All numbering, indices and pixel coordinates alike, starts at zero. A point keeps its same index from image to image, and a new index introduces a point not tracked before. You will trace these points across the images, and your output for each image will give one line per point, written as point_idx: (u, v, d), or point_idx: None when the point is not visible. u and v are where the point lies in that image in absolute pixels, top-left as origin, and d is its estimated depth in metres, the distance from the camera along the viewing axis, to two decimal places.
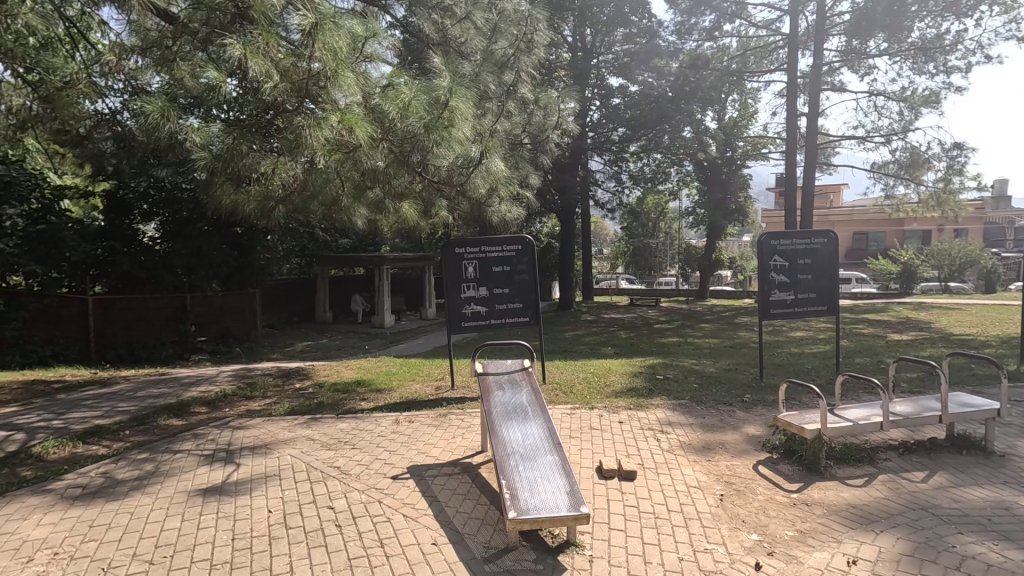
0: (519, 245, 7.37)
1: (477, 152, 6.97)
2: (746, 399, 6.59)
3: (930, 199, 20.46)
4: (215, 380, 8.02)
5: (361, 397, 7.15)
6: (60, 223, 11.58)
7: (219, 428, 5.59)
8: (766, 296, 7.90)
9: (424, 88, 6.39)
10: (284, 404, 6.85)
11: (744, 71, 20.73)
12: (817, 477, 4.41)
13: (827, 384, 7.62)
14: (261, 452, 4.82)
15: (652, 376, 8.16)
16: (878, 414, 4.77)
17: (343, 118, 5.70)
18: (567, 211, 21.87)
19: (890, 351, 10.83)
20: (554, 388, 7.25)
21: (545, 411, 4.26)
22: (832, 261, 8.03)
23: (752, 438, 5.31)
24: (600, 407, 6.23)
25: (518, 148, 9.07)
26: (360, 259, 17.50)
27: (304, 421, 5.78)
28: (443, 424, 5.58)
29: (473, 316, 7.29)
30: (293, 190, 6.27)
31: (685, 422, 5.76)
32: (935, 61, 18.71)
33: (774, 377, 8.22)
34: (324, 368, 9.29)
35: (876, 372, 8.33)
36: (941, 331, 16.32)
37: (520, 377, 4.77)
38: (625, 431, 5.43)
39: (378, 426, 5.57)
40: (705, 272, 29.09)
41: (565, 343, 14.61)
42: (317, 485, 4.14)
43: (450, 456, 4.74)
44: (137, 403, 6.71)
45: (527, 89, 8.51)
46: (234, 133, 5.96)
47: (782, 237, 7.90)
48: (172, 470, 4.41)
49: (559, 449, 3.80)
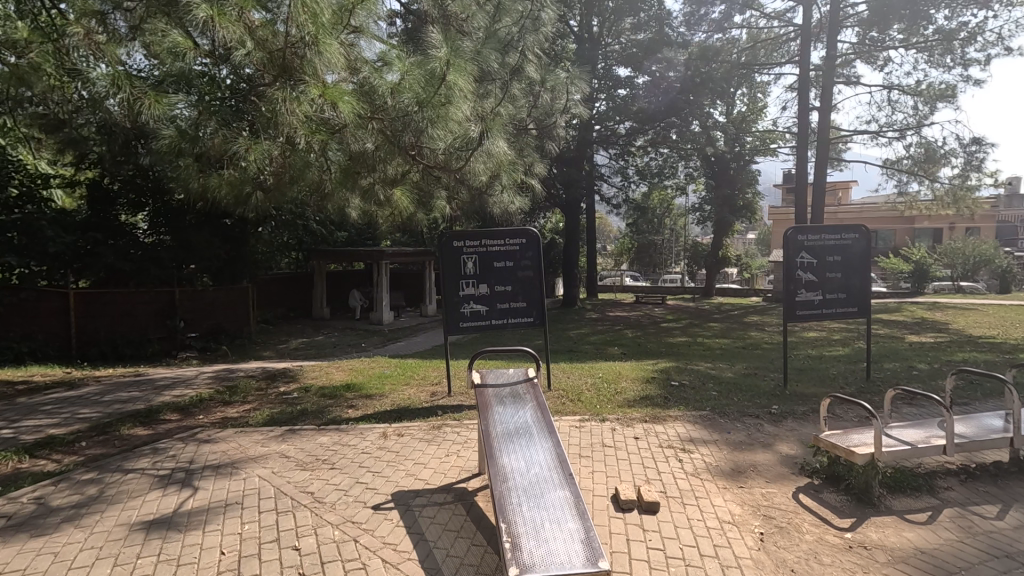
0: (524, 238, 6.72)
1: (479, 133, 6.16)
2: (774, 411, 5.94)
3: (946, 196, 19.76)
4: (194, 382, 7.42)
5: (349, 405, 6.51)
6: (38, 214, 11.02)
7: (184, 440, 4.96)
8: (791, 297, 7.25)
9: (418, 61, 5.73)
10: (263, 412, 6.23)
11: (753, 64, 20.14)
12: (871, 510, 3.78)
13: (858, 394, 6.97)
14: (227, 472, 4.19)
15: (666, 382, 7.52)
16: (938, 436, 4.11)
17: (324, 89, 5.09)
18: (571, 206, 21.20)
19: (917, 355, 10.11)
20: (560, 396, 6.59)
21: (553, 432, 3.63)
22: (864, 258, 7.38)
23: (787, 459, 4.68)
24: (612, 420, 5.60)
25: (522, 134, 8.39)
26: (357, 254, 16.86)
27: (282, 433, 5.14)
28: (436, 438, 4.95)
29: (472, 316, 6.67)
30: (271, 174, 5.58)
31: (709, 438, 5.12)
32: (953, 54, 18.01)
33: (799, 384, 7.56)
34: (314, 369, 8.65)
35: (909, 380, 7.65)
36: (961, 333, 15.68)
37: (524, 390, 4.12)
38: (643, 449, 4.78)
39: (364, 440, 4.95)
40: (712, 269, 28.49)
41: (569, 343, 14.00)
42: (284, 517, 3.52)
43: (442, 480, 4.10)
44: (101, 409, 6.08)
45: (533, 69, 7.77)
46: (202, 107, 5.29)
47: (810, 232, 7.24)
48: (117, 495, 3.78)
49: (570, 482, 3.17)
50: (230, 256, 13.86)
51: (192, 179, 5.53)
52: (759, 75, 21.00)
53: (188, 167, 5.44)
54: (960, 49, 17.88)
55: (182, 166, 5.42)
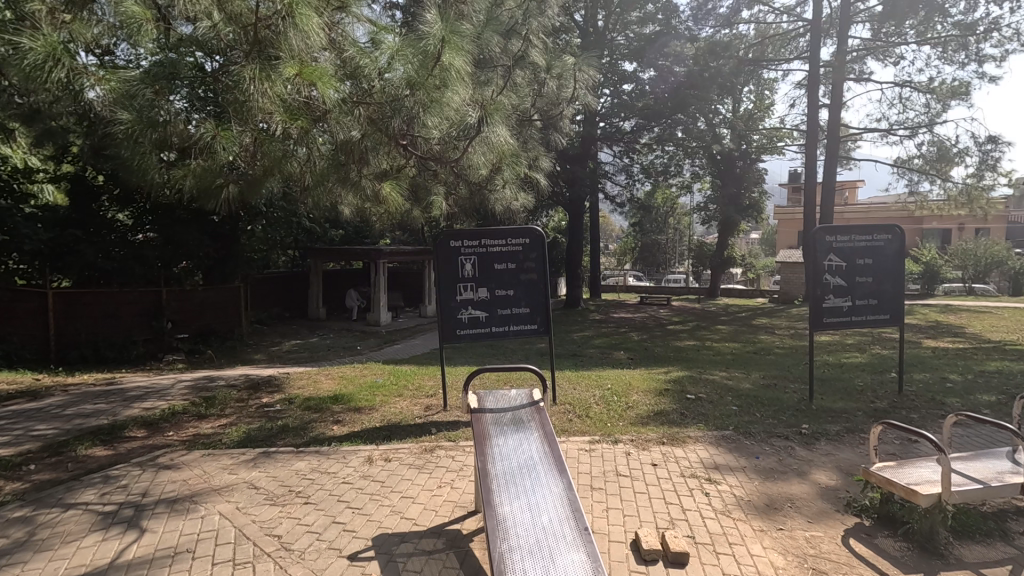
0: (528, 238, 6.13)
1: (475, 116, 5.51)
2: (805, 431, 5.34)
3: (959, 196, 19.16)
4: (168, 391, 6.83)
5: (334, 420, 5.92)
6: (12, 208, 10.28)
7: (142, 464, 4.39)
8: (819, 302, 6.65)
9: (410, 40, 5.17)
10: (239, 428, 5.66)
11: (761, 59, 19.56)
12: (939, 563, 3.19)
13: (892, 410, 6.36)
14: (183, 508, 3.61)
15: (681, 395, 6.94)
16: (1012, 473, 3.54)
17: (300, 68, 4.53)
18: (574, 205, 20.58)
19: (944, 364, 9.52)
20: (565, 412, 6.01)
21: (564, 473, 3.05)
22: (896, 261, 6.80)
23: (827, 491, 4.10)
24: (625, 441, 5.01)
25: (526, 126, 7.80)
26: (354, 253, 16.26)
27: (254, 456, 4.56)
28: (428, 465, 4.37)
29: (470, 323, 6.09)
30: (244, 163, 5.00)
31: (735, 465, 4.54)
32: (967, 50, 17.43)
33: (825, 397, 6.96)
34: (301, 377, 8.06)
35: (945, 394, 7.02)
36: (978, 337, 15.07)
37: (528, 415, 3.53)
38: (662, 479, 4.20)
39: (346, 466, 4.37)
40: (717, 270, 27.89)
41: (573, 346, 13.41)
42: (241, 572, 2.94)
43: (432, 520, 3.53)
44: (60, 425, 5.51)
45: (539, 55, 7.14)
46: (155, 85, 4.57)
47: (840, 232, 6.62)
48: (48, 541, 3.23)
49: (587, 544, 2.60)
50: (219, 255, 13.26)
51: (150, 170, 4.94)
52: (767, 71, 20.41)
53: (144, 156, 4.77)
54: (975, 44, 17.29)
55: (132, 151, 4.77)
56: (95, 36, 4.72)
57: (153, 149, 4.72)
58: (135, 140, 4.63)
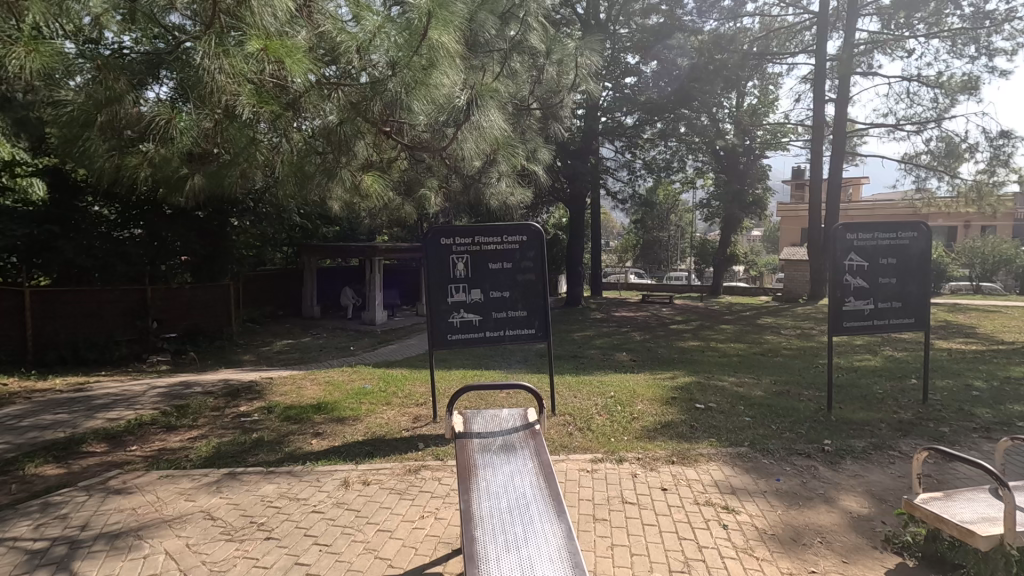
0: (525, 235, 5.65)
1: (464, 98, 4.99)
2: (828, 448, 4.86)
3: (969, 192, 18.64)
4: (138, 400, 6.36)
5: (314, 433, 5.45)
6: None
7: (90, 488, 3.93)
8: (838, 305, 6.17)
9: (393, 15, 4.69)
10: (209, 441, 5.19)
11: (766, 53, 19.04)
12: None
13: (920, 421, 5.87)
14: (126, 545, 3.16)
15: (689, 404, 6.46)
16: None
17: (266, 42, 3.96)
18: (574, 202, 20.07)
19: (965, 368, 9.02)
20: (565, 424, 5.53)
21: (564, 518, 2.57)
22: (922, 261, 6.32)
23: (859, 521, 3.64)
24: (630, 460, 4.53)
25: (523, 114, 7.29)
26: (348, 249, 15.79)
27: (217, 478, 4.08)
28: (410, 490, 3.90)
29: (463, 328, 5.60)
30: (206, 149, 4.49)
31: (754, 489, 4.06)
32: (977, 43, 16.84)
33: (844, 407, 6.47)
34: (284, 383, 7.58)
35: (972, 403, 6.53)
36: (991, 338, 14.55)
37: (520, 441, 3.06)
38: (673, 508, 3.73)
39: (319, 490, 3.90)
40: (720, 267, 27.40)
41: (574, 347, 12.93)
42: None
43: (410, 560, 3.06)
44: (12, 439, 5.04)
45: (538, 38, 6.62)
46: (101, 61, 4.01)
47: (861, 230, 6.12)
48: None
49: None
50: (207, 251, 12.79)
51: (97, 156, 4.44)
52: (772, 65, 19.91)
53: (91, 141, 4.27)
54: (986, 37, 16.73)
55: (79, 135, 4.28)
56: (83, 22, 4.21)
57: (101, 135, 4.20)
58: (82, 124, 4.15)
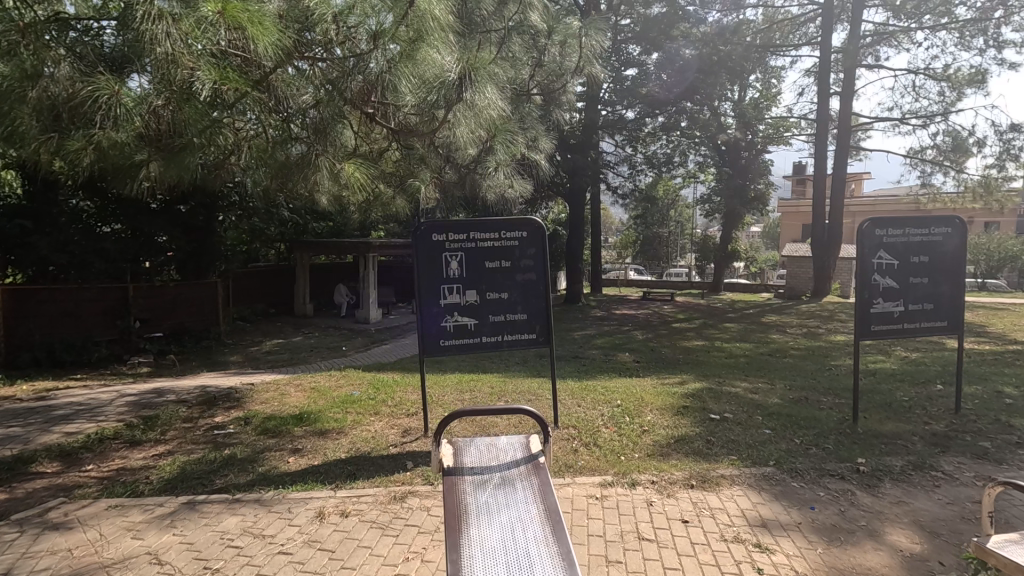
0: (524, 231, 5.14)
1: (456, 74, 4.35)
2: (863, 469, 4.36)
3: (976, 187, 18.16)
4: (103, 411, 5.85)
5: (292, 448, 4.93)
6: None
7: (25, 521, 3.42)
8: (866, 307, 5.67)
9: None
10: (175, 459, 4.68)
11: (769, 45, 18.53)
12: None
13: (955, 434, 5.37)
14: None
15: (703, 414, 5.96)
16: None
17: (223, 4, 3.44)
18: (573, 197, 19.54)
19: (988, 371, 8.53)
20: (570, 439, 5.02)
21: None
22: (957, 259, 5.80)
23: (915, 564, 3.13)
24: (644, 485, 4.02)
25: (522, 100, 6.70)
26: (341, 246, 15.24)
27: (173, 509, 3.57)
28: (394, 526, 3.37)
29: (457, 332, 5.07)
30: (158, 133, 3.94)
31: (787, 520, 3.56)
32: (984, 35, 16.36)
33: (870, 418, 5.97)
34: (266, 389, 7.06)
35: (1007, 413, 6.02)
36: (1002, 338, 14.04)
37: (520, 479, 2.53)
38: (698, 547, 3.22)
39: (288, 524, 3.38)
40: (721, 264, 26.90)
41: (573, 347, 12.41)
42: None
43: None
44: None
45: (539, 18, 6.05)
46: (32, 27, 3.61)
47: (891, 225, 5.61)
48: None
49: None
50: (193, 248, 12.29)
51: (33, 139, 3.94)
52: (775, 58, 19.43)
53: (23, 120, 3.84)
54: (994, 29, 16.23)
55: (9, 115, 3.83)
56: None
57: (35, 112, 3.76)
58: (11, 101, 3.72)
